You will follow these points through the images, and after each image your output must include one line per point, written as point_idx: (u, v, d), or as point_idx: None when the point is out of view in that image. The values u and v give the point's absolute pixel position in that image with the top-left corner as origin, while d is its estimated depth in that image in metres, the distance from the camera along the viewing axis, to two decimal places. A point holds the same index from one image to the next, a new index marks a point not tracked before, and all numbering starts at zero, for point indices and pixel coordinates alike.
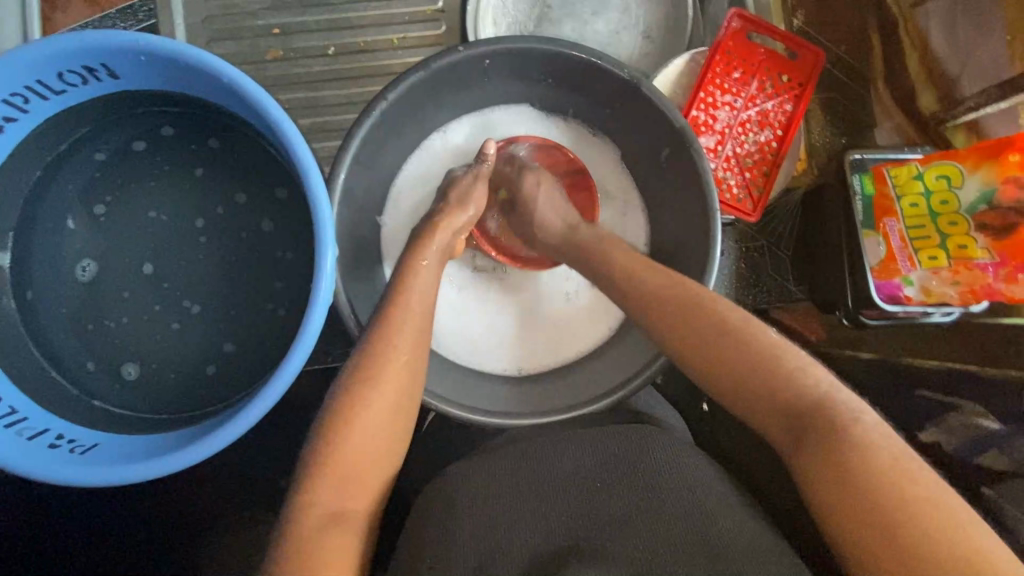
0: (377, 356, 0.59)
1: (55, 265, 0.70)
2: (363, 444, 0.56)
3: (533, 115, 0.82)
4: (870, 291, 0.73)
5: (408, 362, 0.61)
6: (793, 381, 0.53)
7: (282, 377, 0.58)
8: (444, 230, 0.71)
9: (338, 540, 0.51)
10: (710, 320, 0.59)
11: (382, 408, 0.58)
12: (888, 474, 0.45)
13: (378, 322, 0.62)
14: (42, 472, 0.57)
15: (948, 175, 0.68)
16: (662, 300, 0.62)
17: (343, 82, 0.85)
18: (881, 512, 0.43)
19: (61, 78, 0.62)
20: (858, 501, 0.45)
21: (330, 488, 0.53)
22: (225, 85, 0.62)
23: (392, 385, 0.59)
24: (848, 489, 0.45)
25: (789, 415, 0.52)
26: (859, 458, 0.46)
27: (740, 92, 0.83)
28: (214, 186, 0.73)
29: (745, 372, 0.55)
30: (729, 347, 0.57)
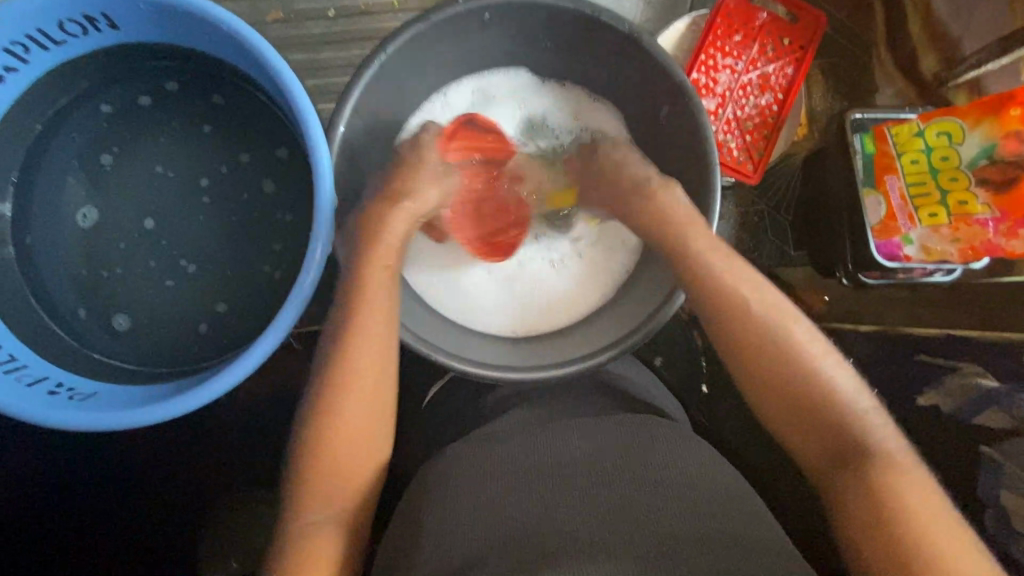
0: (343, 358, 0.60)
1: (57, 219, 0.71)
2: (345, 443, 0.59)
3: (532, 78, 0.82)
4: (871, 250, 0.73)
5: (374, 352, 0.61)
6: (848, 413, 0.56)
7: (237, 368, 0.58)
8: (400, 216, 0.68)
9: (329, 534, 0.57)
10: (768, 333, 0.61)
11: (357, 403, 0.60)
12: (905, 508, 0.50)
13: (340, 317, 0.62)
14: (38, 417, 0.58)
15: (950, 131, 0.67)
16: (703, 291, 0.65)
17: (344, 44, 0.85)
18: (906, 543, 0.48)
19: (61, 28, 0.62)
20: (884, 533, 0.50)
21: (323, 495, 0.58)
22: (223, 35, 0.62)
23: (362, 379, 0.60)
24: (870, 513, 0.51)
25: (828, 434, 0.57)
26: (895, 497, 0.51)
27: (740, 55, 0.83)
28: (213, 143, 0.73)
29: (799, 392, 0.58)
30: (786, 365, 0.59)
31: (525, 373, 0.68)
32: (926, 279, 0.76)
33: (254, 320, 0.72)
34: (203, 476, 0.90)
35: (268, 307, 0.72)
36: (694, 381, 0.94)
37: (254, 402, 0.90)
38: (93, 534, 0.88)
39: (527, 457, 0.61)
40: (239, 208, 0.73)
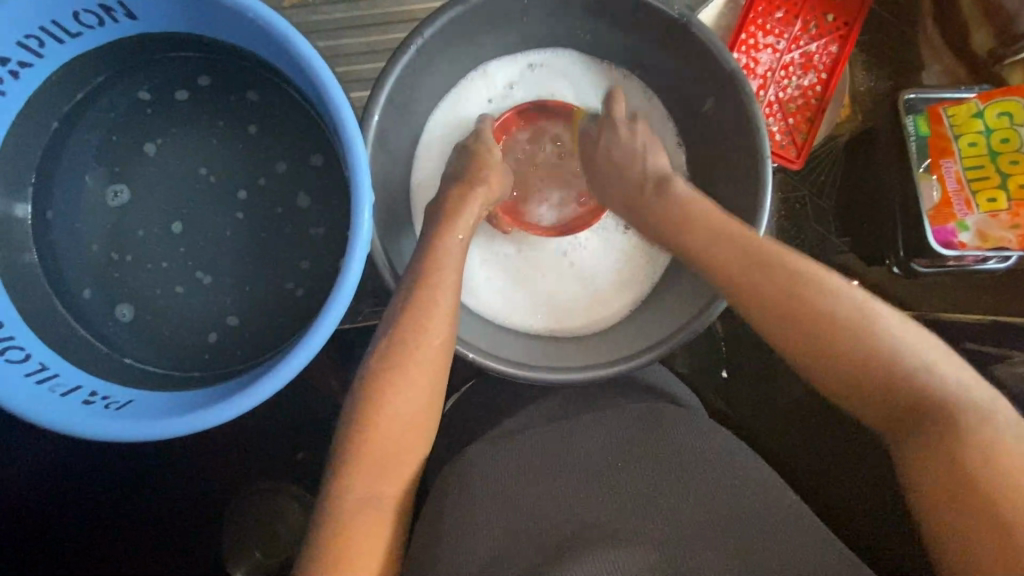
0: (405, 339, 0.56)
1: (79, 222, 0.68)
2: (395, 430, 0.54)
3: (580, 63, 0.79)
4: (928, 237, 0.69)
5: (439, 346, 0.58)
6: (888, 347, 0.54)
7: (313, 343, 0.56)
8: (474, 200, 0.67)
9: (372, 526, 0.50)
10: (794, 273, 0.59)
11: (411, 392, 0.55)
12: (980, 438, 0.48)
13: (404, 301, 0.58)
14: (79, 428, 0.56)
15: (1010, 112, 0.66)
16: (714, 253, 0.63)
17: (365, 28, 0.81)
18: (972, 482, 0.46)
19: (76, 19, 0.59)
20: (937, 455, 0.49)
21: (366, 475, 0.52)
22: (249, 23, 0.59)
23: (422, 367, 0.56)
24: (944, 459, 0.48)
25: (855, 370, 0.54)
26: (954, 433, 0.49)
27: (782, 33, 0.79)
28: (236, 137, 0.70)
29: (827, 330, 0.56)
30: (817, 301, 0.57)
31: (567, 375, 0.65)
32: (978, 268, 0.73)
33: (286, 320, 0.70)
34: (232, 478, 0.89)
35: (301, 309, 0.70)
36: (715, 365, 0.93)
37: (281, 402, 0.89)
38: (122, 538, 0.87)
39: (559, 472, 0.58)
40: (264, 205, 0.71)
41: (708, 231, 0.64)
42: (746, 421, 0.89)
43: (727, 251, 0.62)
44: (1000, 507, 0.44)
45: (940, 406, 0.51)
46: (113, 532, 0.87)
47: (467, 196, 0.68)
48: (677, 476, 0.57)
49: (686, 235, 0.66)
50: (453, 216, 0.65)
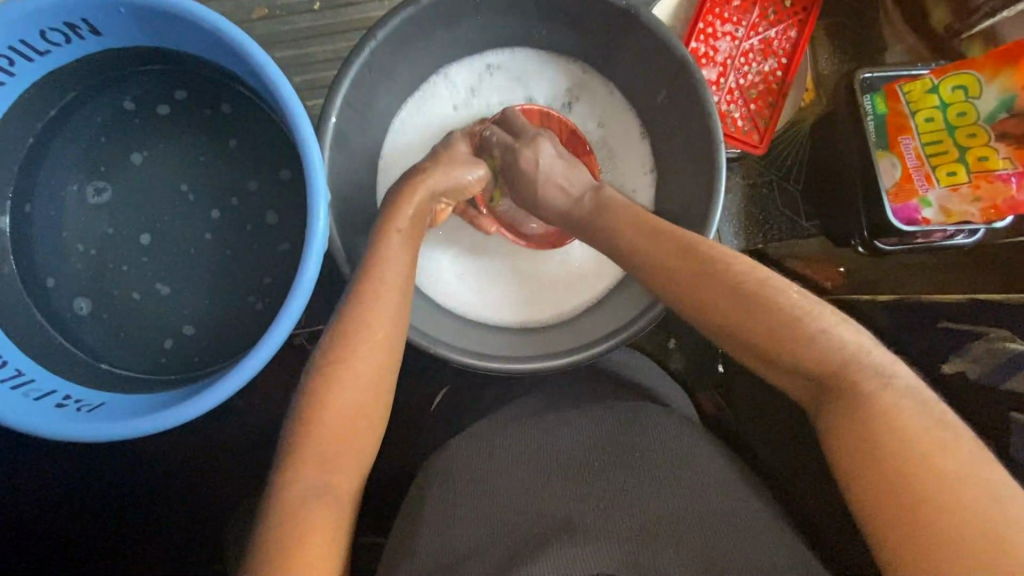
0: (351, 338, 0.57)
1: (55, 232, 0.70)
2: (341, 427, 0.54)
3: (540, 62, 0.80)
4: (886, 214, 0.69)
5: (384, 336, 0.58)
6: (812, 343, 0.51)
7: (268, 342, 0.57)
8: (418, 191, 0.67)
9: (323, 511, 0.50)
10: (715, 274, 0.56)
11: (357, 391, 0.56)
12: (898, 441, 0.44)
13: (353, 294, 0.59)
14: (48, 429, 0.58)
15: (966, 85, 0.65)
16: (657, 238, 0.61)
17: (331, 37, 0.83)
18: (902, 490, 0.42)
19: (43, 38, 0.61)
20: (869, 468, 0.44)
21: (312, 464, 0.52)
22: (207, 34, 0.61)
23: (368, 358, 0.57)
24: (870, 464, 0.44)
25: (799, 373, 0.52)
26: (866, 420, 0.46)
27: (740, 21, 0.80)
28: (203, 146, 0.72)
29: (766, 332, 0.53)
30: (743, 302, 0.54)
31: (525, 365, 0.66)
32: (947, 243, 0.73)
33: (259, 322, 0.71)
34: (217, 482, 0.90)
35: (272, 310, 0.72)
36: (708, 360, 0.94)
37: (264, 405, 0.91)
38: (112, 544, 0.89)
39: (515, 465, 0.58)
40: (232, 211, 0.72)
41: (649, 233, 0.62)
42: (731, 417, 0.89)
43: (670, 255, 0.60)
44: (928, 536, 0.40)
45: (857, 394, 0.48)
46: (104, 538, 0.89)
47: (413, 187, 0.68)
48: (635, 462, 0.57)
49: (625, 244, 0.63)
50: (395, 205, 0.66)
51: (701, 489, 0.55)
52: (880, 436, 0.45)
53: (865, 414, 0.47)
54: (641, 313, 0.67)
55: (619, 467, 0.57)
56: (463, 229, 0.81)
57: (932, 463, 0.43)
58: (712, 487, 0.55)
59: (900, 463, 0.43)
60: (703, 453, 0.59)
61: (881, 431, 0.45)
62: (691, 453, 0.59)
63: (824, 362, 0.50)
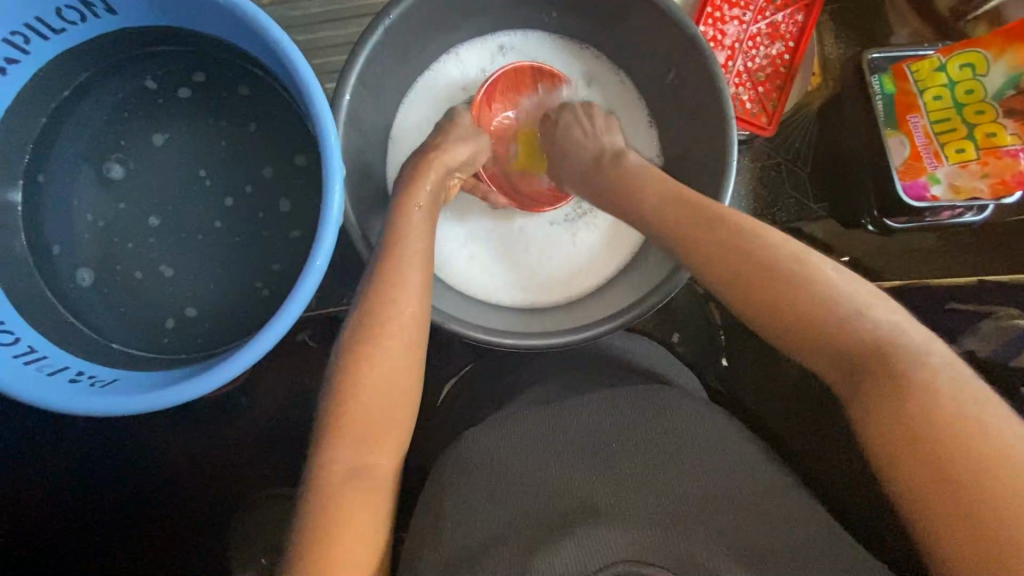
0: (376, 314, 0.57)
1: (68, 212, 0.70)
2: (374, 401, 0.54)
3: (551, 46, 0.81)
4: (897, 189, 0.70)
5: (410, 315, 0.58)
6: (844, 325, 0.50)
7: (283, 317, 0.57)
8: (432, 170, 0.68)
9: (359, 491, 0.50)
10: (743, 257, 0.57)
11: (386, 365, 0.56)
12: (935, 409, 0.43)
13: (376, 275, 0.59)
14: (62, 404, 0.57)
15: (973, 63, 0.66)
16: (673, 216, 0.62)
17: (342, 21, 0.84)
18: (941, 461, 0.41)
19: (59, 15, 0.62)
20: (903, 439, 0.43)
21: (352, 447, 0.52)
22: (224, 10, 0.61)
23: (395, 337, 0.57)
24: (904, 435, 0.43)
25: (825, 346, 0.51)
26: (900, 401, 0.44)
27: (748, 5, 0.81)
28: (215, 126, 0.72)
29: (793, 315, 0.52)
30: (771, 283, 0.54)
31: (539, 342, 0.66)
32: (955, 222, 0.74)
33: (269, 302, 0.71)
34: (227, 469, 0.90)
35: (284, 290, 0.71)
36: (714, 353, 0.94)
37: (274, 392, 0.91)
38: (120, 531, 0.88)
39: (539, 445, 0.59)
40: (244, 191, 0.72)
41: (679, 211, 0.62)
42: (749, 405, 0.88)
43: (703, 232, 0.60)
44: (972, 509, 0.39)
45: (896, 371, 0.46)
46: (112, 526, 0.88)
47: (428, 167, 0.68)
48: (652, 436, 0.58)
49: (651, 219, 0.64)
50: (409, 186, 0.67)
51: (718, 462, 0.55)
52: (917, 405, 0.44)
53: (898, 385, 0.45)
54: (652, 293, 0.67)
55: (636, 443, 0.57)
56: (473, 212, 0.81)
57: (972, 434, 0.41)
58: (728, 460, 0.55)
59: (939, 433, 0.42)
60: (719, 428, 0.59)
61: (917, 400, 0.44)
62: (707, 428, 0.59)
63: (852, 335, 0.50)
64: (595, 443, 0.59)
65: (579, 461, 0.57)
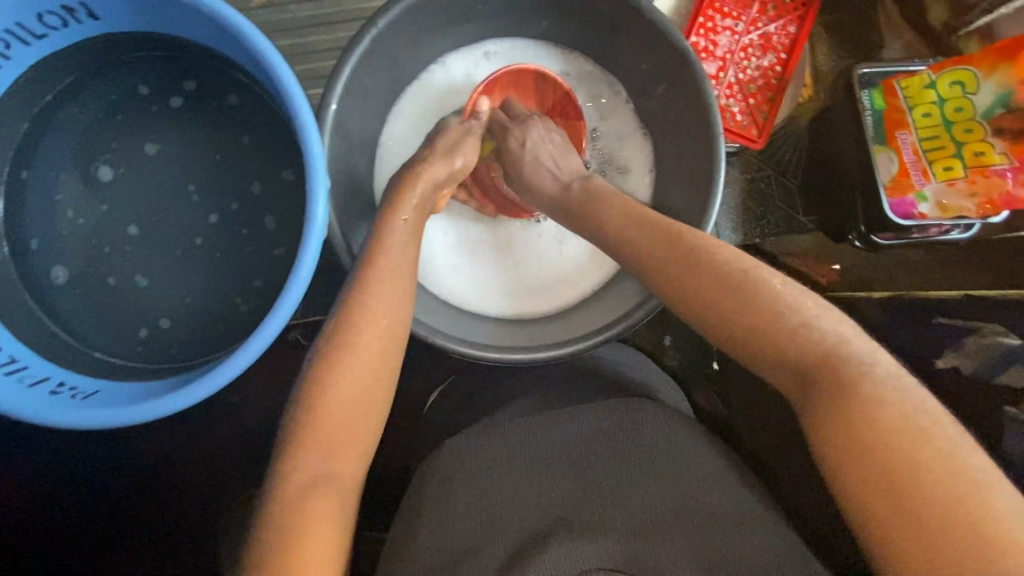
0: (354, 327, 0.57)
1: (49, 218, 0.69)
2: (346, 415, 0.54)
3: (538, 51, 0.80)
4: (884, 209, 0.70)
5: (388, 326, 0.58)
6: (797, 338, 0.50)
7: (267, 330, 0.57)
8: (420, 182, 0.68)
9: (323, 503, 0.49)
10: (697, 272, 0.56)
11: (360, 380, 0.55)
12: (875, 421, 0.43)
13: (358, 287, 0.59)
14: (40, 416, 0.57)
15: (963, 81, 0.65)
16: (642, 236, 0.62)
17: (330, 26, 0.83)
18: (883, 473, 0.41)
19: (41, 20, 0.61)
20: (852, 454, 0.43)
21: (318, 456, 0.52)
22: (208, 19, 0.60)
23: (372, 349, 0.57)
24: (849, 448, 0.43)
25: (778, 360, 0.51)
26: (850, 409, 0.44)
27: (740, 16, 0.80)
28: (199, 133, 0.71)
29: (751, 329, 0.52)
30: (723, 295, 0.54)
31: (523, 358, 0.66)
32: (942, 239, 0.74)
33: (252, 313, 0.70)
34: (213, 475, 0.90)
35: (268, 300, 0.71)
36: (704, 358, 0.94)
37: (260, 398, 0.90)
38: (106, 535, 0.88)
39: (517, 460, 0.58)
40: (229, 199, 0.71)
41: (645, 227, 0.62)
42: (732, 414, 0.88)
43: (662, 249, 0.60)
44: (916, 520, 0.38)
45: (843, 384, 0.46)
46: (97, 530, 0.88)
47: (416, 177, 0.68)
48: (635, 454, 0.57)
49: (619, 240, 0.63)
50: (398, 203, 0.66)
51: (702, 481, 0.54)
52: (862, 420, 0.43)
53: (844, 397, 0.45)
54: (637, 307, 0.67)
55: (617, 458, 0.57)
56: (460, 223, 0.81)
57: (917, 447, 0.41)
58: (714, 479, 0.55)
59: (882, 447, 0.41)
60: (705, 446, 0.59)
61: (862, 414, 0.43)
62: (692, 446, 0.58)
63: (799, 347, 0.49)
64: (576, 458, 0.58)
65: (560, 480, 0.56)
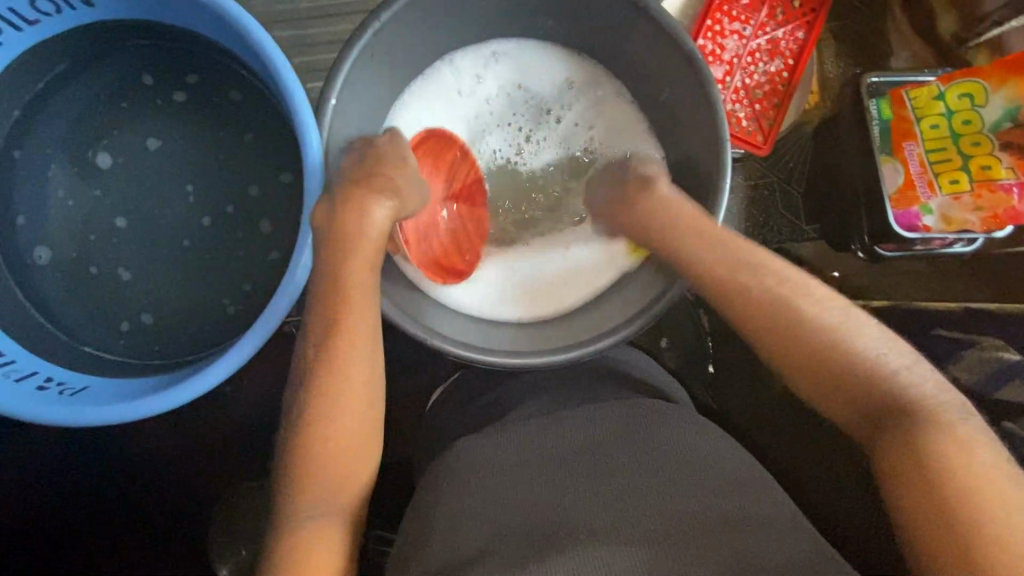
0: (338, 340, 0.55)
1: (38, 208, 0.68)
2: (338, 430, 0.54)
3: (546, 53, 0.79)
4: (890, 221, 0.69)
5: (362, 335, 0.56)
6: (889, 380, 0.52)
7: (260, 328, 0.56)
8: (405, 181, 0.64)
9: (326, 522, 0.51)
10: (783, 295, 0.58)
11: (350, 395, 0.55)
12: (946, 456, 0.47)
13: (336, 298, 0.57)
14: (26, 413, 0.56)
15: (971, 93, 0.65)
16: (709, 248, 0.61)
17: (331, 18, 0.81)
18: (945, 506, 0.45)
19: (33, 5, 0.59)
20: (920, 483, 0.47)
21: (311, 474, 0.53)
22: (206, 9, 0.59)
23: (347, 363, 0.55)
24: (917, 479, 0.47)
25: (853, 387, 0.53)
26: (923, 444, 0.48)
27: (748, 20, 0.79)
28: (193, 124, 0.69)
29: (829, 357, 0.54)
30: (809, 324, 0.56)
31: (527, 362, 0.65)
32: (946, 251, 0.73)
33: (247, 309, 0.69)
34: (205, 471, 0.89)
35: (263, 296, 0.69)
36: (699, 362, 0.93)
37: (254, 394, 0.89)
38: (94, 530, 0.87)
39: (514, 467, 0.57)
40: (223, 194, 0.70)
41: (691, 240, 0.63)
42: (732, 414, 0.88)
43: (731, 270, 0.60)
44: (971, 549, 0.43)
45: (917, 419, 0.50)
46: (85, 524, 0.87)
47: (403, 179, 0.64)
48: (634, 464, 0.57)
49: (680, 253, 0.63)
50: (360, 219, 0.59)
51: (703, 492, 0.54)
52: (931, 457, 0.47)
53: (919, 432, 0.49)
54: (642, 312, 0.67)
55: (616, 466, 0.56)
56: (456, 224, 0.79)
57: (978, 483, 0.45)
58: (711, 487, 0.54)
59: (952, 479, 0.46)
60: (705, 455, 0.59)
61: (935, 450, 0.47)
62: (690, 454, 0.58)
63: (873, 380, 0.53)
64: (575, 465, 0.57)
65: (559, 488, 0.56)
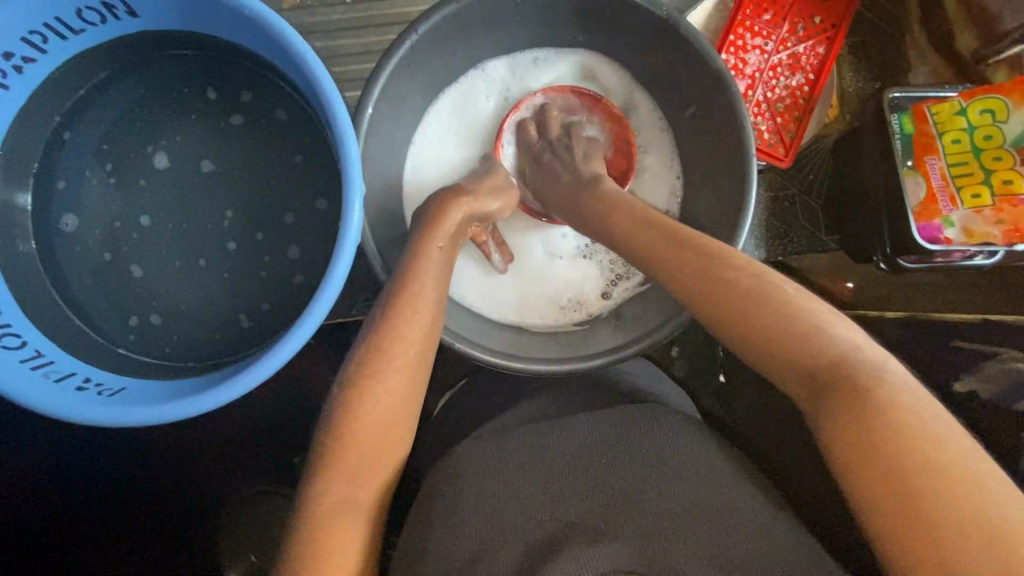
0: (395, 333, 0.57)
1: (75, 212, 0.69)
2: (375, 426, 0.54)
3: (585, 70, 0.81)
4: (912, 233, 0.70)
5: (421, 346, 0.58)
6: (824, 353, 0.50)
7: (298, 335, 0.56)
8: (466, 200, 0.68)
9: (356, 515, 0.50)
10: (717, 272, 0.57)
11: (395, 390, 0.55)
12: (893, 432, 0.43)
13: (395, 297, 0.59)
14: (69, 412, 0.57)
15: (993, 109, 0.67)
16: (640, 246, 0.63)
17: (362, 30, 0.82)
18: (904, 486, 0.41)
19: (79, 16, 0.61)
20: (869, 460, 0.43)
21: (345, 466, 0.52)
22: (247, 20, 0.60)
23: (406, 367, 0.56)
24: (862, 452, 0.44)
25: (793, 357, 0.51)
26: (873, 421, 0.44)
27: (770, 35, 0.81)
28: (228, 132, 0.70)
29: (764, 328, 0.53)
30: (758, 315, 0.53)
31: (549, 367, 0.65)
32: (965, 263, 0.74)
33: (277, 311, 0.70)
34: (224, 471, 0.90)
35: (294, 298, 0.70)
36: (709, 371, 0.93)
37: (276, 396, 0.90)
38: (115, 530, 0.88)
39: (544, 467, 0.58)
40: (254, 200, 0.71)
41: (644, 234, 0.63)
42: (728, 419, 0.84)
43: (683, 265, 0.59)
44: (936, 530, 0.39)
45: (862, 399, 0.46)
46: (105, 524, 0.88)
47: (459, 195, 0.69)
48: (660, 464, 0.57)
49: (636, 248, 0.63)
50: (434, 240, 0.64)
51: (732, 497, 0.54)
52: (875, 439, 0.44)
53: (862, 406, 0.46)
54: (660, 325, 0.68)
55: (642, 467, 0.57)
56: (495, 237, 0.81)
57: (938, 461, 0.41)
58: (738, 493, 0.55)
59: (904, 455, 0.42)
60: (731, 459, 0.59)
61: (888, 424, 0.44)
62: (716, 456, 0.59)
63: (812, 356, 0.50)
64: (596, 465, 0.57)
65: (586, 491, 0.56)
